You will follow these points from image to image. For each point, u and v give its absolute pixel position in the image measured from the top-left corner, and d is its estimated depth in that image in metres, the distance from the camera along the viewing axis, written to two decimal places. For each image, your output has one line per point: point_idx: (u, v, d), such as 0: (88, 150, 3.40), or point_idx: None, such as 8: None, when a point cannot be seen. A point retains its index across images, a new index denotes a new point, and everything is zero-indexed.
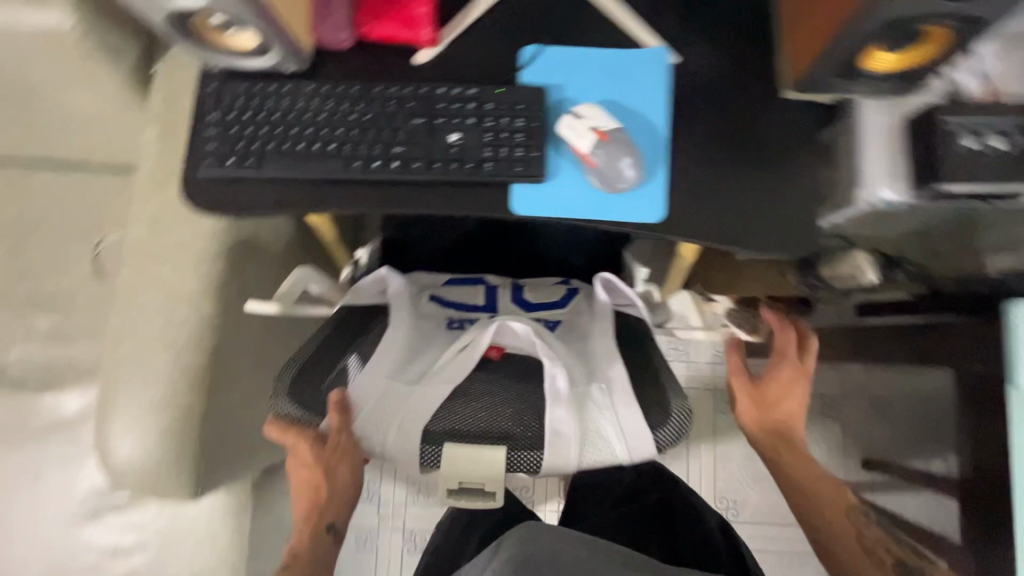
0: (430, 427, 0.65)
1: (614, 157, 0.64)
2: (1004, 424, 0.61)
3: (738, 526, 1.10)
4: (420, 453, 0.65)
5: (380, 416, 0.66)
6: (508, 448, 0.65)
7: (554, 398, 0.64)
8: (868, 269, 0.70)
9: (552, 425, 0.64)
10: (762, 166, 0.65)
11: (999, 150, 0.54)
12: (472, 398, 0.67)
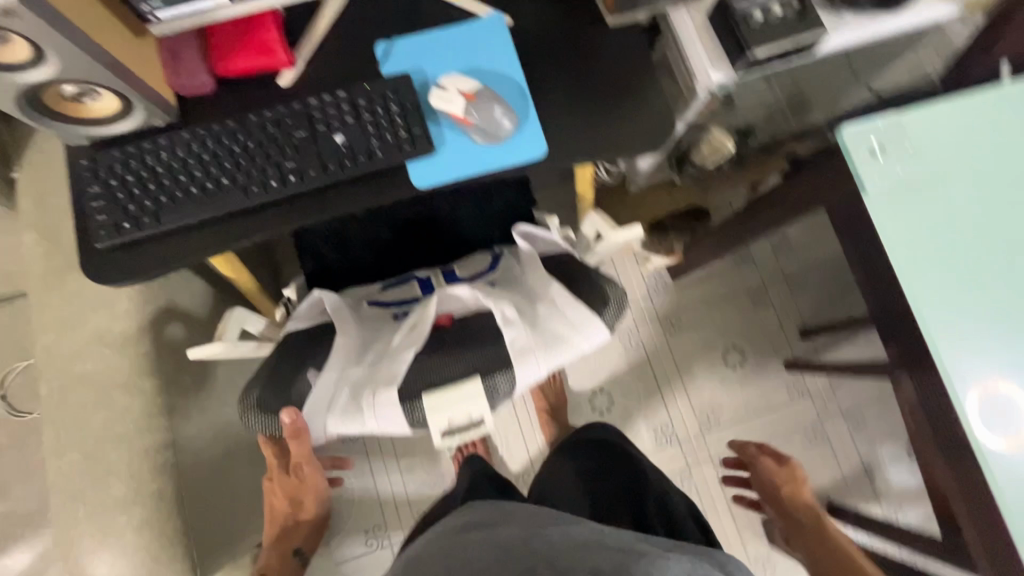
0: (405, 389, 0.58)
1: (487, 111, 0.67)
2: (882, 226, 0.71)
3: (719, 429, 1.38)
4: (405, 413, 0.57)
5: (344, 415, 0.61)
6: (483, 377, 0.58)
7: (504, 323, 0.58)
8: (724, 142, 0.91)
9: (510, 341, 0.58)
10: (618, 82, 0.74)
11: (781, 13, 0.69)
12: (437, 357, 0.61)
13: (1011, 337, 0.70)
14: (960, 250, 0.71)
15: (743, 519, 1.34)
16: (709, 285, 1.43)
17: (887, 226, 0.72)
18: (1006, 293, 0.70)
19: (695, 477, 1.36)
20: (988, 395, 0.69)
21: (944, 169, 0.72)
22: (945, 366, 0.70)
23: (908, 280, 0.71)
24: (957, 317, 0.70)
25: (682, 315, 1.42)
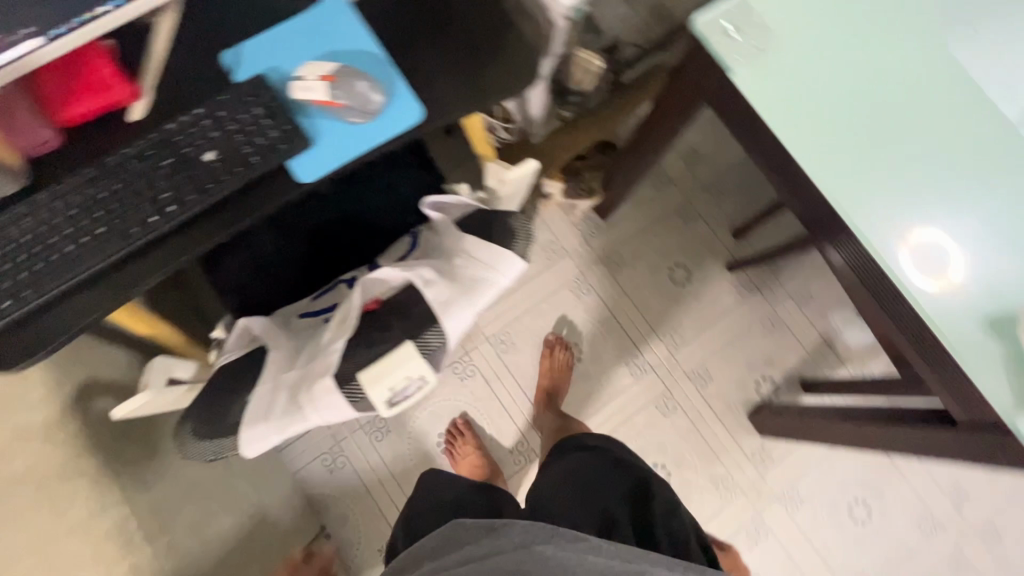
0: (344, 372, 0.58)
1: (352, 91, 0.66)
2: (756, 101, 0.74)
3: (685, 347, 1.43)
4: (345, 394, 0.57)
5: (285, 419, 0.59)
6: (414, 339, 0.59)
7: (422, 283, 0.60)
8: (589, 58, 0.96)
9: (435, 301, 0.59)
10: (476, 30, 0.74)
11: None
12: (371, 334, 0.60)
13: (901, 170, 0.72)
14: (834, 101, 0.73)
15: (733, 420, 1.40)
16: (638, 215, 1.47)
17: (763, 99, 0.73)
18: (886, 129, 0.73)
19: (678, 396, 1.41)
20: (892, 230, 0.72)
21: (800, 30, 0.74)
22: (847, 215, 0.72)
23: (794, 145, 0.73)
24: (847, 165, 0.73)
25: (622, 250, 1.46)
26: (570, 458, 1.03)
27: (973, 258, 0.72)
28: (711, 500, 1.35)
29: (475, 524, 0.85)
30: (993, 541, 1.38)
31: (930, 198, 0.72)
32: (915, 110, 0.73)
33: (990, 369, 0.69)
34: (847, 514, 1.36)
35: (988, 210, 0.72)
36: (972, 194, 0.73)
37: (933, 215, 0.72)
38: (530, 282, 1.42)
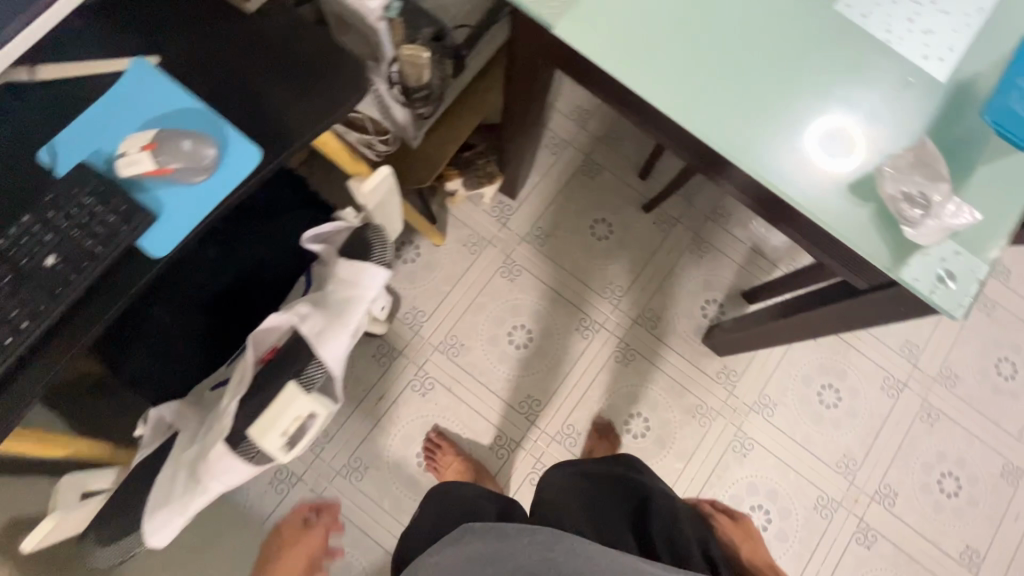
0: (233, 432, 0.56)
1: (178, 154, 0.64)
2: (584, 46, 0.75)
3: (627, 295, 1.46)
4: (237, 454, 0.56)
5: (185, 500, 0.58)
6: (295, 375, 0.58)
7: (295, 320, 0.60)
8: (416, 51, 0.84)
9: (308, 332, 0.60)
10: (294, 56, 0.73)
11: None
12: (260, 385, 0.58)
13: (735, 75, 0.75)
14: (658, 28, 0.75)
15: (690, 349, 1.44)
16: (544, 184, 1.50)
17: (590, 43, 0.75)
18: (713, 41, 0.75)
19: (633, 343, 1.43)
20: (743, 135, 0.74)
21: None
22: (699, 132, 0.74)
23: (632, 79, 0.75)
24: (686, 85, 0.75)
25: (541, 223, 1.48)
26: (567, 477, 1.10)
27: (826, 138, 0.74)
28: (692, 430, 1.39)
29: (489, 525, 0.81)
30: (954, 384, 1.46)
31: (770, 94, 0.74)
32: (734, 15, 0.76)
33: (871, 235, 0.71)
34: (818, 402, 1.42)
35: (826, 89, 0.75)
36: (809, 79, 0.75)
37: (778, 109, 0.74)
38: (461, 281, 1.43)
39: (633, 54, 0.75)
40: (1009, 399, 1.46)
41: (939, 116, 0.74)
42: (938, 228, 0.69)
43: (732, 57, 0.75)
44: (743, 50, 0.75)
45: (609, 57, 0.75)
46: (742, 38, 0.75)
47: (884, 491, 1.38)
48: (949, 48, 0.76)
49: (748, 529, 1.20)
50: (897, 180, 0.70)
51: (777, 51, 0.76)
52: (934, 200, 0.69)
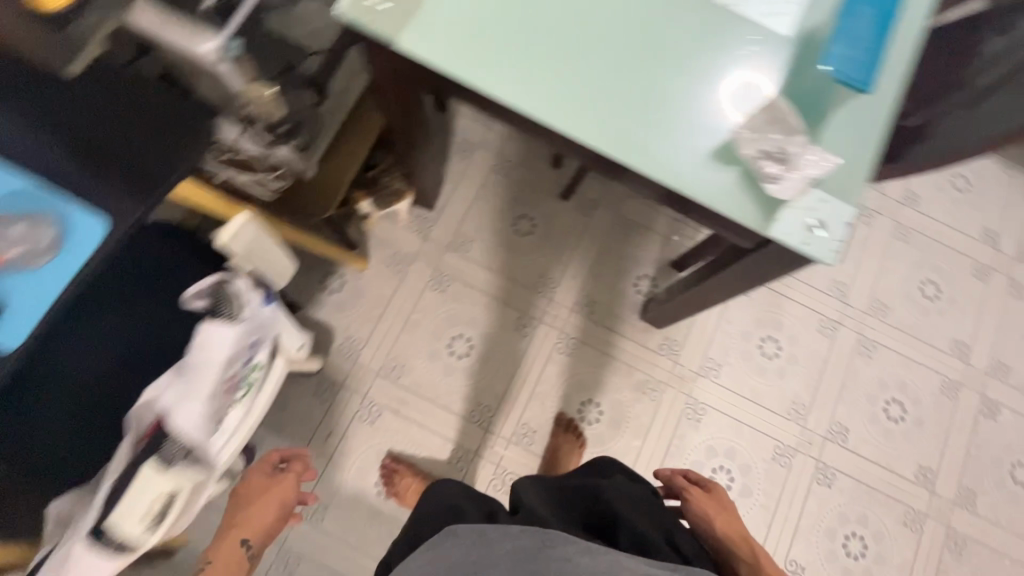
0: (107, 516, 0.72)
1: (12, 239, 0.62)
2: (431, 58, 0.74)
3: (559, 285, 1.46)
4: (103, 540, 0.72)
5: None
6: (156, 451, 0.76)
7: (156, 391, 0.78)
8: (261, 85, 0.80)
9: (165, 402, 0.77)
10: (135, 113, 0.71)
11: None
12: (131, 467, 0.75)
13: (587, 63, 0.75)
14: (503, 29, 0.75)
15: (629, 328, 1.45)
16: (460, 190, 1.49)
17: (436, 54, 0.74)
18: (558, 32, 0.75)
19: (573, 332, 1.44)
20: (603, 120, 0.74)
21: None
22: (560, 125, 0.73)
23: (484, 83, 0.74)
24: (540, 81, 0.74)
25: (463, 230, 1.47)
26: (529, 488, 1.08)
27: (685, 108, 0.74)
28: (644, 407, 1.40)
29: (474, 528, 0.92)
30: (884, 313, 1.51)
31: (624, 74, 0.74)
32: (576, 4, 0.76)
33: (740, 197, 0.72)
34: (760, 355, 1.45)
35: (676, 62, 0.76)
36: (659, 53, 0.76)
37: (633, 89, 0.74)
38: (392, 302, 1.41)
39: (481, 59, 0.74)
40: (938, 318, 1.52)
41: (789, 70, 0.75)
42: (801, 182, 0.71)
43: (580, 45, 0.75)
44: (589, 37, 0.75)
45: (458, 65, 0.74)
46: (587, 24, 0.76)
47: (835, 429, 1.43)
48: (789, 1, 0.77)
49: (721, 499, 1.18)
50: (757, 140, 0.71)
51: (624, 32, 0.76)
52: (791, 154, 0.71)
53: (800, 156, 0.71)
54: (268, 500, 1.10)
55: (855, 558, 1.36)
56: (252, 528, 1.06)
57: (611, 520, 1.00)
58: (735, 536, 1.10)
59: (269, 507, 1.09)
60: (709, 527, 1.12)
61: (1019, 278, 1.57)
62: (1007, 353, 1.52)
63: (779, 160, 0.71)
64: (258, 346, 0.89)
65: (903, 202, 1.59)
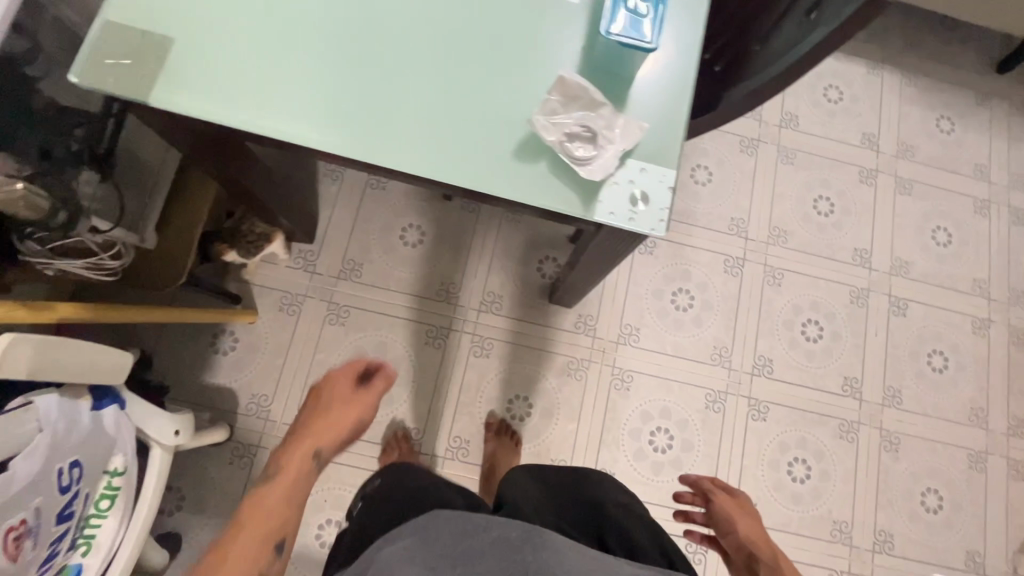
0: None
1: None
2: (191, 104, 0.66)
3: (464, 288, 1.42)
4: None
5: None
6: None
7: None
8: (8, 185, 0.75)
9: None
10: None
11: None
12: None
13: (366, 73, 0.68)
14: (267, 58, 0.68)
15: (541, 314, 1.42)
16: (338, 215, 1.41)
17: (197, 103, 0.66)
18: (329, 49, 0.68)
19: (486, 332, 1.40)
20: (399, 132, 0.67)
21: (186, 16, 0.68)
22: (351, 147, 0.66)
23: (258, 119, 0.66)
24: (320, 106, 0.67)
25: (350, 254, 1.40)
26: (526, 482, 1.04)
27: (482, 102, 0.68)
28: (572, 388, 1.39)
29: (461, 516, 0.81)
30: (785, 239, 1.52)
31: (409, 79, 0.68)
32: (342, 11, 0.69)
33: (557, 187, 0.68)
34: (674, 309, 1.45)
35: (465, 51, 0.69)
36: (443, 46, 0.69)
37: (423, 91, 0.68)
38: (292, 347, 1.34)
39: (248, 94, 0.67)
40: (836, 231, 1.55)
41: (583, 37, 0.71)
42: (614, 159, 0.68)
43: (355, 57, 0.68)
44: (364, 46, 0.68)
45: (222, 107, 0.66)
46: (358, 33, 0.69)
47: (760, 362, 1.45)
48: None
49: (748, 507, 1.13)
50: (558, 125, 0.67)
51: (403, 32, 0.69)
52: (597, 133, 0.68)
53: (606, 134, 0.68)
54: (332, 418, 0.87)
55: (801, 482, 1.39)
56: (315, 444, 0.84)
57: (606, 526, 0.97)
58: (765, 543, 1.04)
59: (331, 429, 0.86)
60: (729, 525, 1.09)
61: (903, 174, 1.61)
62: (905, 249, 1.56)
63: (586, 141, 0.67)
64: (72, 465, 0.75)
65: (783, 124, 1.60)
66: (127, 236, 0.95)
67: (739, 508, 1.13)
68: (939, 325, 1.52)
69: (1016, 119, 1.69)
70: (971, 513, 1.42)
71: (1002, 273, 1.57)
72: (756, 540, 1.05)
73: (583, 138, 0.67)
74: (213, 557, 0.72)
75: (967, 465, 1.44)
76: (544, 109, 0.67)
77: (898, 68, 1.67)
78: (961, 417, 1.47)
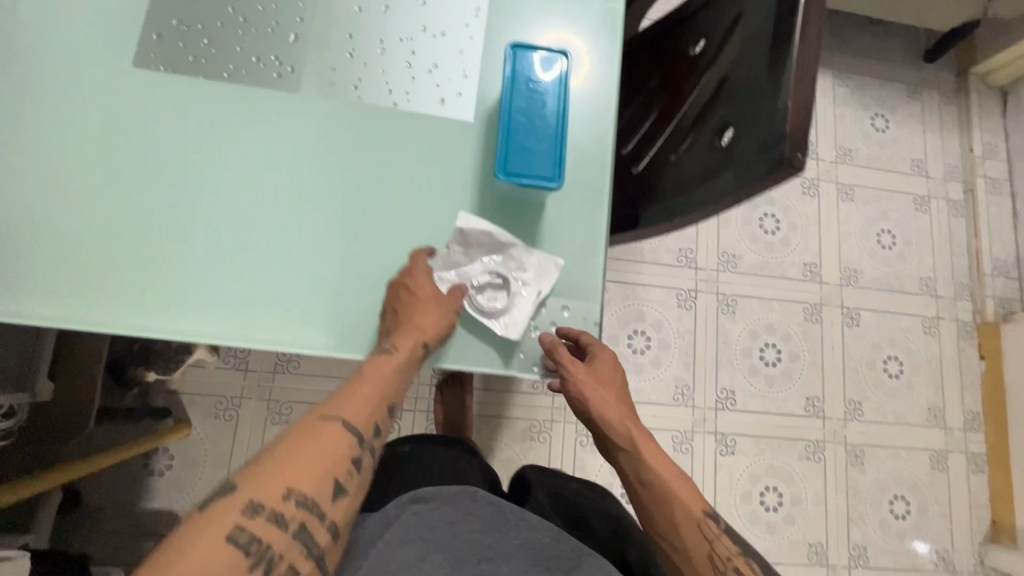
0: None
1: None
2: (47, 310, 0.56)
3: None
4: None
5: None
6: None
7: None
8: None
9: None
10: None
11: None
12: None
13: (259, 248, 0.61)
14: (137, 243, 0.59)
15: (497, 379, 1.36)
16: None
17: (65, 311, 0.57)
18: (210, 223, 0.60)
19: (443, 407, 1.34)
20: (308, 310, 0.61)
21: (32, 207, 0.58)
22: (253, 334, 0.60)
23: (136, 318, 0.58)
24: (224, 289, 0.60)
25: None
26: (550, 485, 0.93)
27: (395, 259, 0.63)
28: (537, 451, 1.34)
29: (491, 500, 0.75)
30: (735, 263, 1.49)
31: (309, 249, 0.62)
32: (223, 174, 0.61)
33: (478, 343, 0.64)
34: (632, 353, 1.41)
35: (366, 206, 0.63)
36: (346, 198, 0.63)
37: (334, 254, 0.62)
38: (233, 457, 1.23)
39: (120, 291, 0.58)
40: (784, 249, 1.52)
41: (483, 164, 0.65)
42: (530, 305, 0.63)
43: (250, 227, 0.61)
44: (253, 214, 0.61)
45: (92, 310, 0.57)
46: (241, 200, 0.61)
47: (722, 396, 1.43)
48: (463, 77, 0.67)
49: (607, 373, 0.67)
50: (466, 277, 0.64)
51: (292, 194, 0.62)
52: (508, 279, 0.64)
53: (516, 280, 0.64)
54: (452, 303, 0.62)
55: (774, 510, 1.39)
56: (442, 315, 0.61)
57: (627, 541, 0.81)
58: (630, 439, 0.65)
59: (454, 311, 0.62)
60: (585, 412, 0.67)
61: (843, 180, 1.59)
62: (853, 257, 1.55)
63: (497, 287, 0.64)
64: None
65: None
66: (15, 396, 0.83)
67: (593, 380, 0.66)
68: (893, 330, 1.52)
69: (947, 108, 1.68)
70: (936, 515, 1.45)
71: (947, 269, 1.58)
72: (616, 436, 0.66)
73: (492, 286, 0.64)
74: (337, 394, 0.57)
75: (929, 467, 1.47)
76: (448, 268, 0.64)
77: (829, 69, 1.64)
78: (919, 421, 1.49)
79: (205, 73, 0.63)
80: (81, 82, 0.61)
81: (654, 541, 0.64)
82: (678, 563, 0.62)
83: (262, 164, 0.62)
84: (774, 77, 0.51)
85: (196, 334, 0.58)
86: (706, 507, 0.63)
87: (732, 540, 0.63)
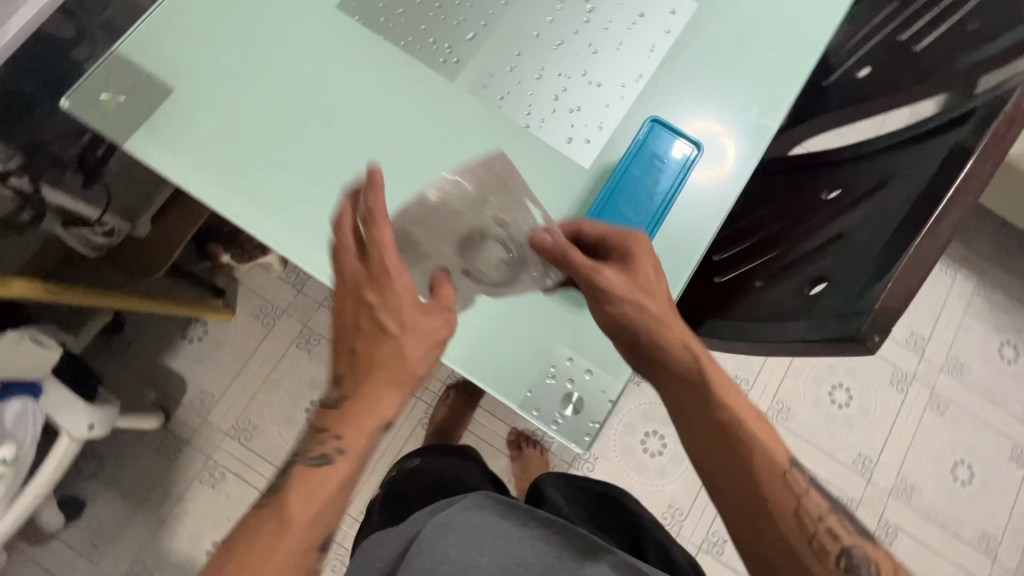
0: None
1: None
2: (178, 167, 0.66)
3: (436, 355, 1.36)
4: None
5: None
6: None
7: None
8: None
9: None
10: None
11: None
12: None
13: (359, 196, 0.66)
14: (267, 145, 0.67)
15: (505, 409, 1.36)
16: None
17: (189, 174, 0.66)
18: (329, 156, 0.67)
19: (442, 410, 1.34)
20: None
21: (208, 81, 0.68)
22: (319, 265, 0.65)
23: (234, 205, 0.65)
24: (312, 216, 0.66)
25: None
26: (561, 484, 0.95)
27: None
28: None
29: (504, 499, 0.77)
30: (785, 418, 1.40)
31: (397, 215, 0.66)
32: (361, 121, 0.68)
33: (502, 363, 0.64)
34: (642, 452, 1.36)
35: None
36: None
37: None
38: (253, 358, 1.31)
39: (235, 177, 0.66)
40: (844, 428, 1.40)
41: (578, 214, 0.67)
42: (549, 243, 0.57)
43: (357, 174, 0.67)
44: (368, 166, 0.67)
45: (206, 183, 0.66)
46: (364, 149, 0.67)
47: (712, 539, 1.33)
48: (598, 129, 0.69)
49: (653, 282, 0.57)
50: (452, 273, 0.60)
51: (406, 164, 0.67)
52: (488, 243, 0.60)
53: (494, 229, 0.60)
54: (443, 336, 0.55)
55: None
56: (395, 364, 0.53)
57: (641, 533, 0.89)
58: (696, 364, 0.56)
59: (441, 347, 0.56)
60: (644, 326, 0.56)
61: (942, 391, 1.44)
62: (916, 473, 1.39)
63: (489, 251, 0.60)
64: None
65: None
66: (120, 222, 0.95)
67: (645, 279, 0.57)
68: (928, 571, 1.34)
69: None
70: None
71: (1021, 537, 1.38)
72: (677, 363, 0.56)
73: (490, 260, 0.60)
74: (262, 535, 0.51)
75: None
76: (408, 254, 0.59)
77: (975, 275, 1.51)
78: None
79: (387, 36, 0.70)
80: (292, 3, 0.70)
81: (713, 485, 0.54)
82: (748, 515, 0.52)
83: (394, 126, 0.68)
84: (882, 262, 0.51)
85: (274, 242, 0.65)
86: (791, 458, 0.54)
87: (818, 495, 0.53)
